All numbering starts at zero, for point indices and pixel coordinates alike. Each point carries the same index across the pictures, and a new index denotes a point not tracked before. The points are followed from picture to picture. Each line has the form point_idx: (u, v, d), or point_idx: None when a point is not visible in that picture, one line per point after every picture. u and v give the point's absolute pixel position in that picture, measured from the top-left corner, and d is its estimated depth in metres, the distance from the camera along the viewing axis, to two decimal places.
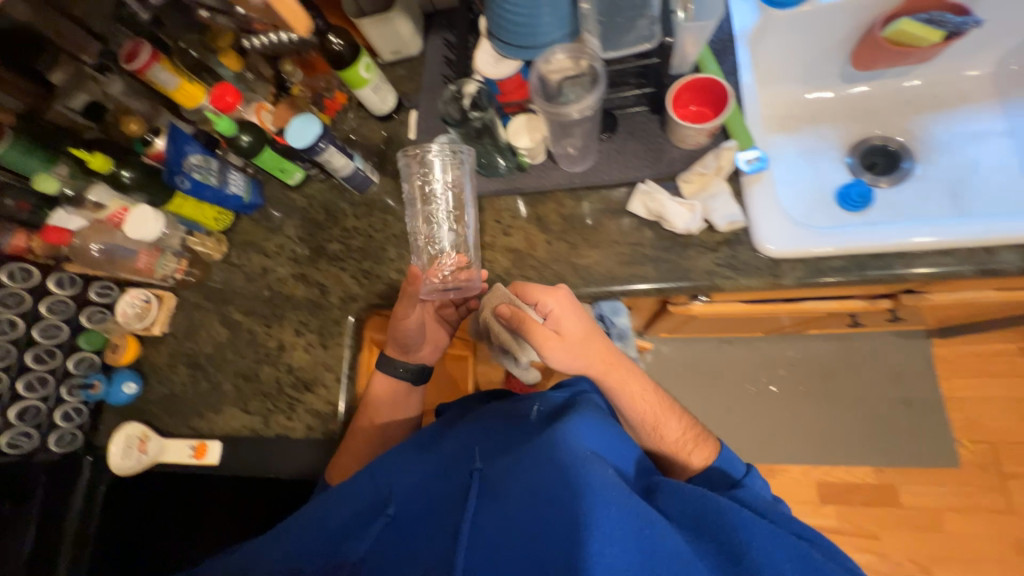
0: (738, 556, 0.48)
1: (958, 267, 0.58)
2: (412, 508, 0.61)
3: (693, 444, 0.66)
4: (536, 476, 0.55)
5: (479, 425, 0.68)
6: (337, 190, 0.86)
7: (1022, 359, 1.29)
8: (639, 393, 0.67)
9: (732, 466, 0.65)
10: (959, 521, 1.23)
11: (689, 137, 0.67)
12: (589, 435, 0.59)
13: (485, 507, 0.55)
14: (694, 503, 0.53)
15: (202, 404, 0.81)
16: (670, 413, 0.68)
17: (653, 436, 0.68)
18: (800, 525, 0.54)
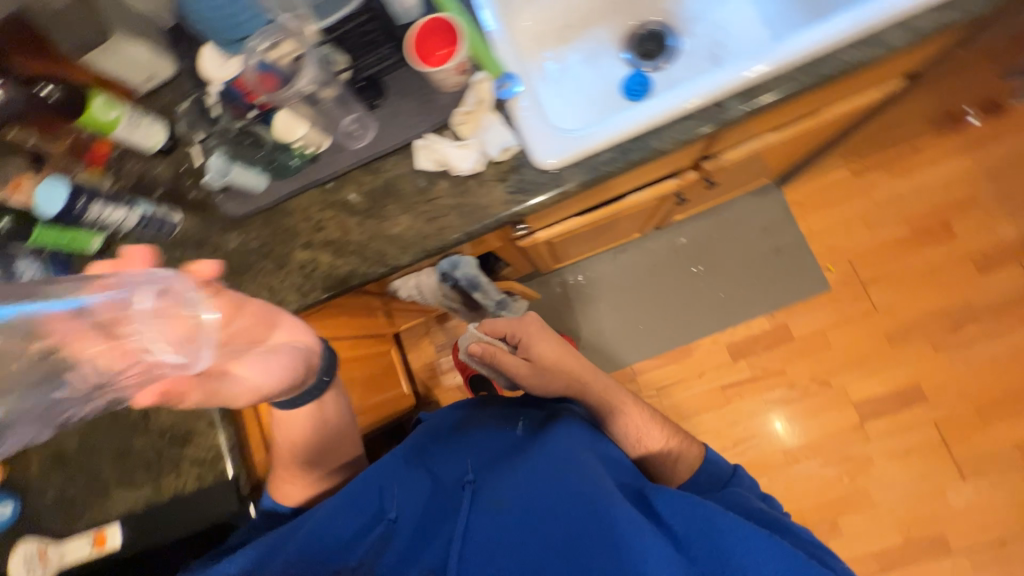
0: (723, 558, 0.50)
1: (699, 128, 0.63)
2: (420, 518, 0.66)
3: (678, 450, 0.77)
4: (527, 487, 0.63)
5: (476, 441, 0.75)
6: (144, 242, 0.81)
7: (857, 180, 1.44)
8: (620, 402, 0.81)
9: (717, 470, 0.74)
10: (843, 333, 1.41)
11: (446, 80, 0.68)
12: (582, 453, 0.67)
13: (481, 514, 0.63)
14: (680, 505, 0.56)
15: (89, 496, 0.78)
16: (655, 424, 0.79)
17: (641, 447, 0.78)
18: (796, 537, 0.59)
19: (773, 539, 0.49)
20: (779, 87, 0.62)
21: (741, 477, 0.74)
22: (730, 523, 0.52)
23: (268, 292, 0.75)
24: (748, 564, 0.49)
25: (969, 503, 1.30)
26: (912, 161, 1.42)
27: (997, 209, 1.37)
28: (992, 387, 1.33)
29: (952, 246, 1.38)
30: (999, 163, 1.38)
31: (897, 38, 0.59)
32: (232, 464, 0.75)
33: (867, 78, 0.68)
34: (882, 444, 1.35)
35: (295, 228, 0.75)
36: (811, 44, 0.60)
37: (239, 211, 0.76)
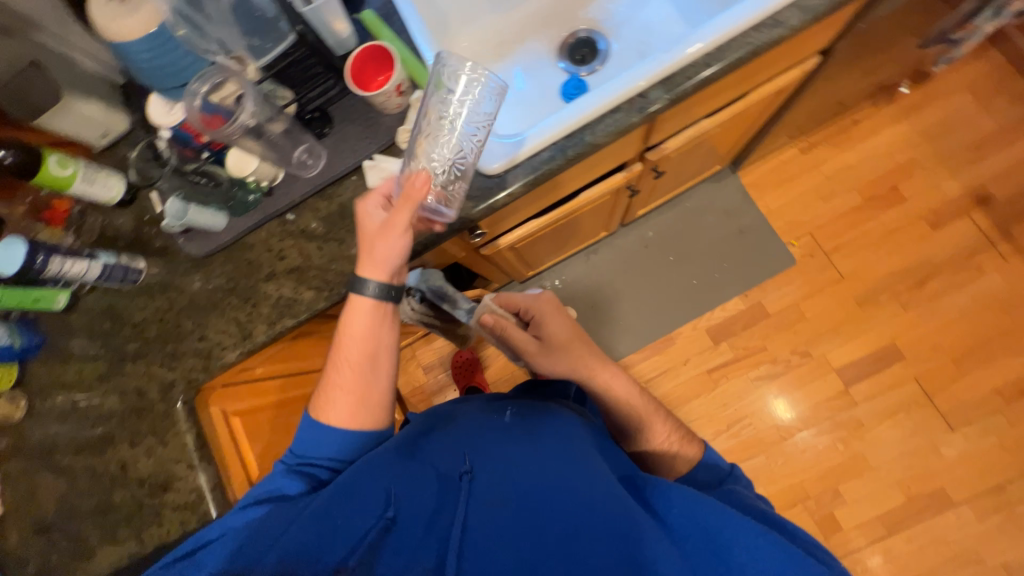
0: (727, 554, 0.52)
1: (629, 119, 0.67)
2: (415, 516, 0.59)
3: (679, 445, 0.77)
4: (541, 483, 0.60)
5: (469, 431, 0.69)
6: (111, 293, 0.82)
7: (805, 157, 1.51)
8: (626, 394, 0.79)
9: (715, 467, 0.74)
10: (815, 304, 1.45)
11: (387, 103, 0.71)
12: (588, 450, 0.66)
13: (485, 516, 0.58)
14: (684, 502, 0.57)
15: (71, 559, 0.76)
16: (659, 416, 0.79)
17: (641, 439, 0.78)
18: (780, 519, 0.62)
19: (775, 542, 0.52)
20: (695, 73, 0.66)
21: (737, 476, 0.74)
22: (733, 523, 0.54)
23: (236, 325, 0.76)
24: (749, 559, 0.51)
25: (961, 454, 1.32)
26: (853, 134, 1.50)
27: (938, 168, 1.44)
28: (963, 337, 1.37)
29: (903, 208, 1.44)
30: (933, 126, 1.46)
31: (795, 17, 0.64)
32: (215, 504, 0.74)
33: (779, 57, 0.73)
34: (870, 406, 1.38)
35: (258, 261, 0.76)
36: (721, 30, 0.64)
37: (201, 251, 0.77)
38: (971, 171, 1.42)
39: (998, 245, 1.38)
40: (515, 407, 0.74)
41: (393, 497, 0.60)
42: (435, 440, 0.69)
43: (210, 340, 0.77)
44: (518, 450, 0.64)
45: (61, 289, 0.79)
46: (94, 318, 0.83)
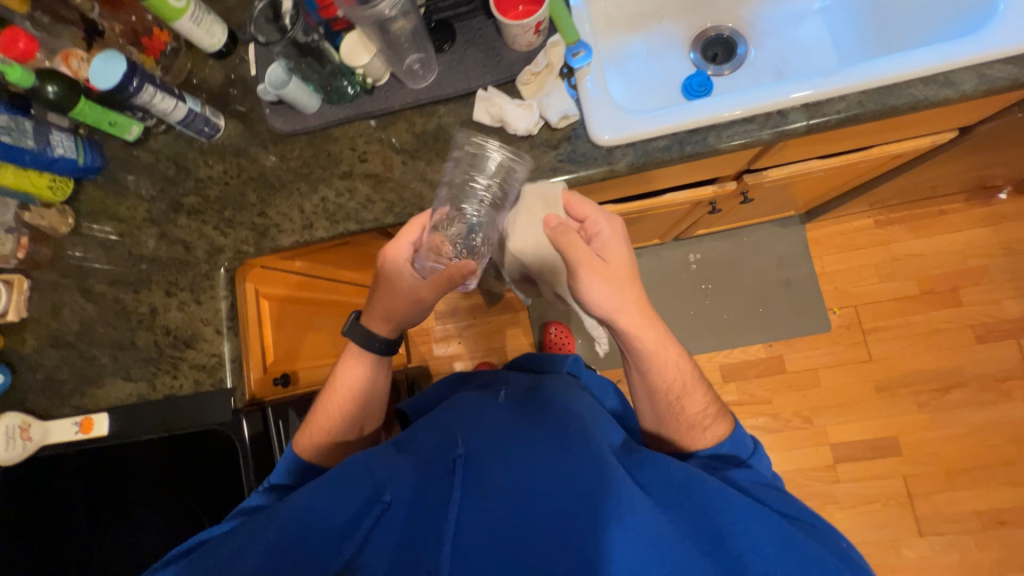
0: (721, 536, 0.51)
1: (759, 133, 0.63)
2: (410, 498, 0.59)
3: (711, 420, 0.70)
4: (535, 463, 0.59)
5: (466, 416, 0.69)
6: (184, 140, 0.81)
7: (878, 231, 1.46)
8: (673, 359, 0.69)
9: (740, 443, 0.68)
10: (833, 375, 1.44)
11: (519, 39, 0.67)
12: (587, 427, 0.64)
13: (476, 500, 0.57)
14: (682, 483, 0.56)
15: (82, 381, 0.78)
16: (696, 387, 0.71)
17: (676, 407, 0.70)
18: (789, 502, 0.58)
19: (771, 521, 0.51)
20: (844, 108, 0.62)
21: (759, 456, 0.68)
22: (726, 502, 0.53)
23: (299, 212, 0.75)
24: (746, 544, 0.50)
25: (920, 559, 1.33)
26: (935, 223, 1.44)
27: (1006, 285, 1.40)
28: (967, 454, 1.35)
29: (956, 312, 1.40)
30: (1018, 242, 1.40)
31: (969, 83, 0.60)
32: (231, 375, 0.75)
33: (929, 119, 0.68)
34: (850, 487, 1.38)
35: (338, 155, 0.75)
36: (888, 72, 0.60)
37: (285, 128, 0.76)
38: None
39: None
40: (509, 394, 0.75)
41: (388, 481, 0.60)
42: (423, 429, 0.69)
43: (269, 218, 0.76)
44: (513, 433, 0.64)
45: (136, 121, 0.79)
46: (158, 161, 0.81)
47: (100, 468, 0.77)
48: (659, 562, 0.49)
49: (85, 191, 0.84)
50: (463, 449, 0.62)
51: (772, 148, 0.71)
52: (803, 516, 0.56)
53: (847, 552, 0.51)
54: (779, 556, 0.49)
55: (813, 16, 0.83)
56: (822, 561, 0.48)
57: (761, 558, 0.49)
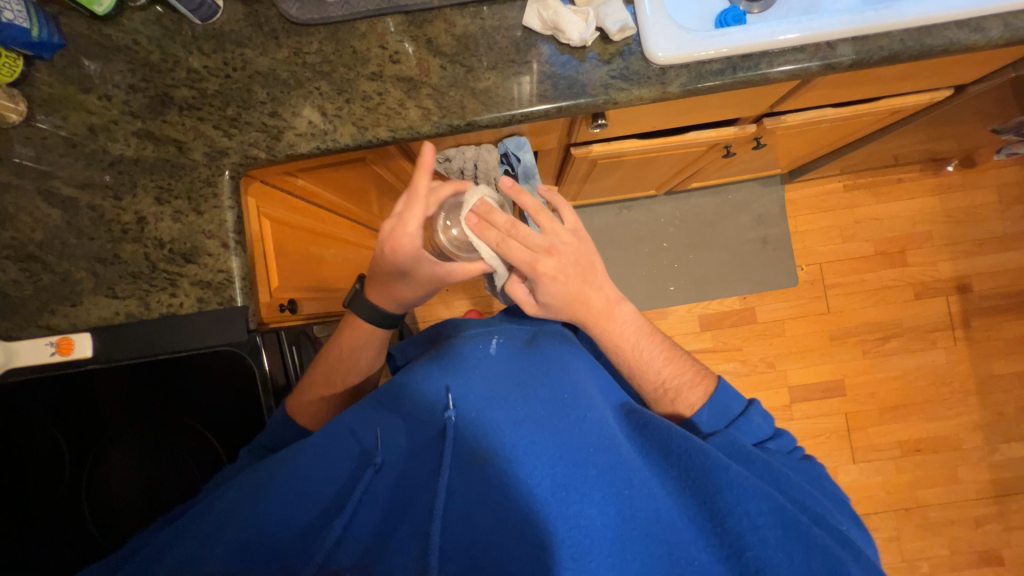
0: (722, 517, 0.46)
1: (807, 63, 0.65)
2: (397, 464, 0.56)
3: (682, 390, 0.65)
4: (528, 434, 0.54)
5: (451, 361, 0.62)
6: (172, 22, 0.69)
7: (845, 195, 1.59)
8: (629, 333, 0.66)
9: (725, 407, 0.62)
10: (795, 325, 1.58)
11: None
12: (585, 388, 0.60)
13: (466, 470, 0.53)
14: (683, 456, 0.50)
15: (51, 298, 0.67)
16: (661, 355, 0.67)
17: (638, 379, 0.67)
18: (788, 477, 0.51)
19: (776, 501, 0.45)
20: (887, 45, 0.64)
21: (751, 413, 0.62)
22: (733, 481, 0.47)
23: (319, 115, 0.67)
24: (747, 527, 0.45)
25: (852, 482, 1.53)
26: (892, 191, 1.59)
27: (942, 249, 1.58)
28: (897, 394, 1.56)
29: (901, 271, 1.57)
30: (956, 210, 1.58)
31: (997, 30, 0.64)
32: (241, 293, 0.68)
33: (947, 67, 0.73)
34: (802, 423, 1.55)
35: (366, 55, 0.67)
36: (930, 11, 0.63)
37: (302, 17, 0.67)
38: (965, 262, 1.57)
39: (956, 330, 1.56)
40: (502, 339, 0.66)
41: (379, 445, 0.57)
42: (408, 388, 0.62)
43: (281, 120, 0.67)
44: (503, 395, 0.58)
45: None
46: (137, 43, 0.69)
47: (75, 398, 0.67)
48: (654, 546, 0.46)
49: (37, 74, 0.70)
50: (450, 408, 0.57)
51: (809, 84, 0.73)
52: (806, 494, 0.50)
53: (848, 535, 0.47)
54: (781, 540, 0.44)
55: None
56: (831, 552, 0.43)
57: (762, 543, 0.44)
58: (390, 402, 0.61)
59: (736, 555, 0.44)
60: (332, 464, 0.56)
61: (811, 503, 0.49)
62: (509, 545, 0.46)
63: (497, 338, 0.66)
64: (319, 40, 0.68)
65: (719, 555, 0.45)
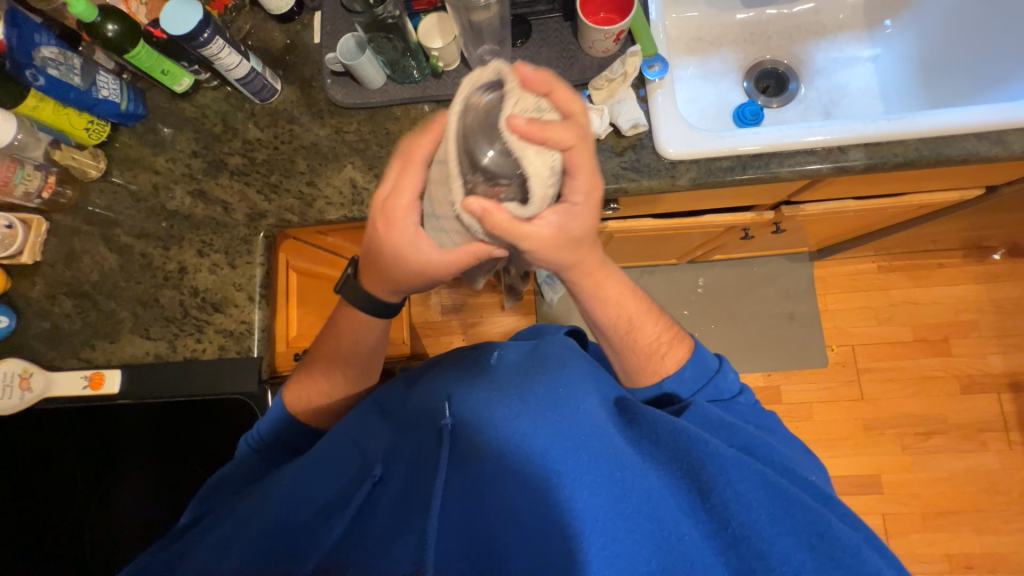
0: (708, 490, 0.47)
1: (818, 165, 0.66)
2: (394, 468, 0.57)
3: (668, 346, 0.63)
4: (522, 427, 0.53)
5: (451, 373, 0.62)
6: (236, 99, 0.79)
7: (880, 276, 1.53)
8: (618, 292, 0.61)
9: (705, 365, 0.62)
10: (824, 410, 1.48)
11: (597, 43, 0.68)
12: (580, 375, 0.57)
13: (460, 468, 0.54)
14: (670, 436, 0.50)
15: (95, 334, 0.74)
16: (649, 314, 0.64)
17: (628, 341, 0.63)
18: (772, 451, 0.51)
19: (754, 468, 0.46)
20: (901, 152, 0.65)
21: (724, 370, 0.63)
22: (714, 453, 0.47)
23: (352, 184, 0.73)
24: (732, 497, 0.46)
25: None
26: (932, 275, 1.51)
27: (990, 340, 1.47)
28: (944, 499, 1.40)
29: (945, 361, 1.47)
30: (1006, 300, 1.49)
31: (1019, 144, 0.64)
32: (258, 344, 0.72)
33: (970, 172, 0.72)
34: None
35: (398, 135, 0.74)
36: (946, 122, 0.64)
37: (346, 101, 0.74)
38: (1018, 357, 1.46)
39: (1010, 432, 1.42)
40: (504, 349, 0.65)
41: (377, 454, 0.59)
42: (410, 395, 0.63)
43: (317, 189, 0.74)
44: (498, 395, 0.57)
45: (189, 74, 0.76)
46: (205, 116, 0.79)
47: (102, 424, 0.74)
48: (647, 521, 0.46)
49: (119, 138, 0.80)
50: (446, 415, 0.58)
51: (823, 182, 0.74)
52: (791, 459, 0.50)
53: (819, 487, 0.49)
54: (766, 504, 0.45)
55: (864, 63, 0.86)
56: (810, 510, 0.44)
57: (747, 511, 0.45)
58: (388, 408, 0.63)
59: (723, 527, 0.45)
60: (333, 471, 0.57)
61: (779, 458, 0.50)
62: (510, 545, 0.48)
63: (497, 349, 0.66)
64: (360, 121, 0.75)
65: (707, 530, 0.46)
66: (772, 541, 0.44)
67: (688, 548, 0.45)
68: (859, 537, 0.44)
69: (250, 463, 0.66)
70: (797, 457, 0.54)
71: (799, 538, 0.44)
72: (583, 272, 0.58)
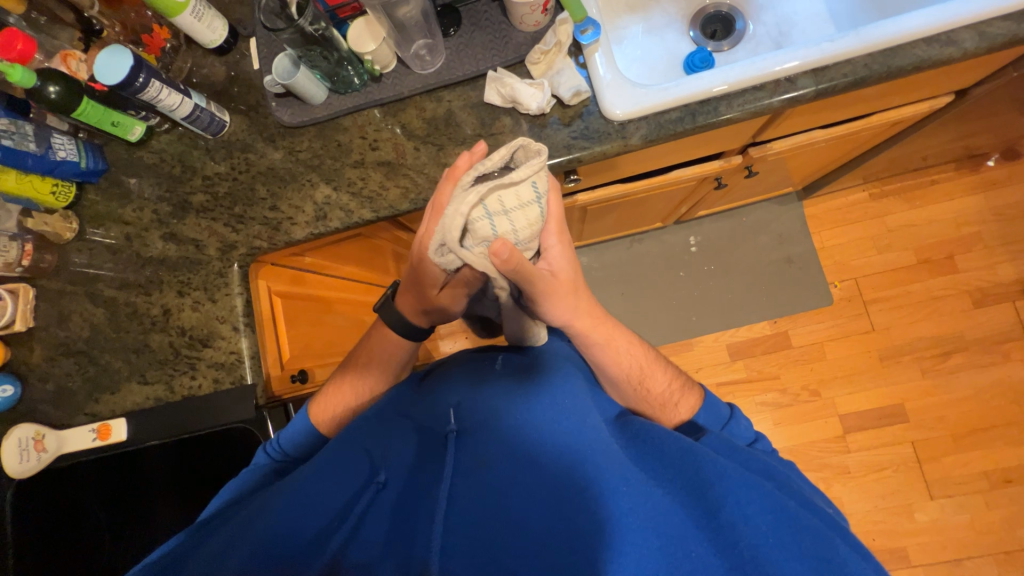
0: (715, 508, 0.45)
1: (768, 100, 0.65)
2: (400, 480, 0.56)
3: (679, 395, 0.65)
4: (528, 435, 0.56)
5: (463, 382, 0.65)
6: (190, 139, 0.80)
7: (872, 204, 1.49)
8: (625, 345, 0.65)
9: (716, 409, 0.63)
10: (836, 347, 1.46)
11: (526, 17, 0.68)
12: (585, 394, 0.61)
13: (467, 476, 0.54)
14: (677, 455, 0.51)
15: (95, 388, 0.76)
16: (657, 366, 0.66)
17: (641, 390, 0.65)
18: (777, 472, 0.50)
19: (762, 487, 0.45)
20: (851, 71, 0.64)
21: (736, 417, 0.64)
22: (723, 473, 0.46)
23: (313, 207, 0.74)
24: (739, 517, 0.43)
25: (934, 522, 1.34)
26: (927, 194, 1.48)
27: (997, 249, 1.43)
28: (973, 417, 1.38)
29: (953, 278, 1.44)
30: (1007, 207, 1.44)
31: (971, 40, 0.62)
32: (250, 371, 0.74)
33: (929, 80, 0.71)
34: (862, 455, 1.40)
35: (349, 144, 0.75)
36: (892, 33, 0.62)
37: (292, 120, 0.75)
38: None
39: None
40: (507, 355, 0.68)
41: (383, 462, 0.58)
42: (422, 401, 0.66)
43: (280, 213, 0.75)
44: (506, 404, 0.59)
45: (138, 121, 0.77)
46: (163, 160, 0.80)
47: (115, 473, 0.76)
48: (652, 536, 0.43)
49: (88, 195, 0.82)
50: (452, 425, 0.61)
51: (782, 116, 0.73)
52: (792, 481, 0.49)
53: (834, 517, 0.46)
54: (773, 526, 0.43)
55: None
56: (815, 532, 0.42)
57: (756, 532, 0.42)
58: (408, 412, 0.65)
59: (731, 548, 0.42)
60: (339, 478, 0.57)
61: (795, 485, 0.49)
62: (514, 549, 0.46)
63: (501, 358, 0.67)
64: (308, 138, 0.76)
65: (714, 549, 0.43)
66: (781, 566, 0.40)
67: (695, 564, 0.42)
68: (867, 564, 0.42)
69: (251, 469, 0.66)
70: (812, 491, 0.52)
71: (808, 562, 0.40)
72: (595, 328, 0.62)
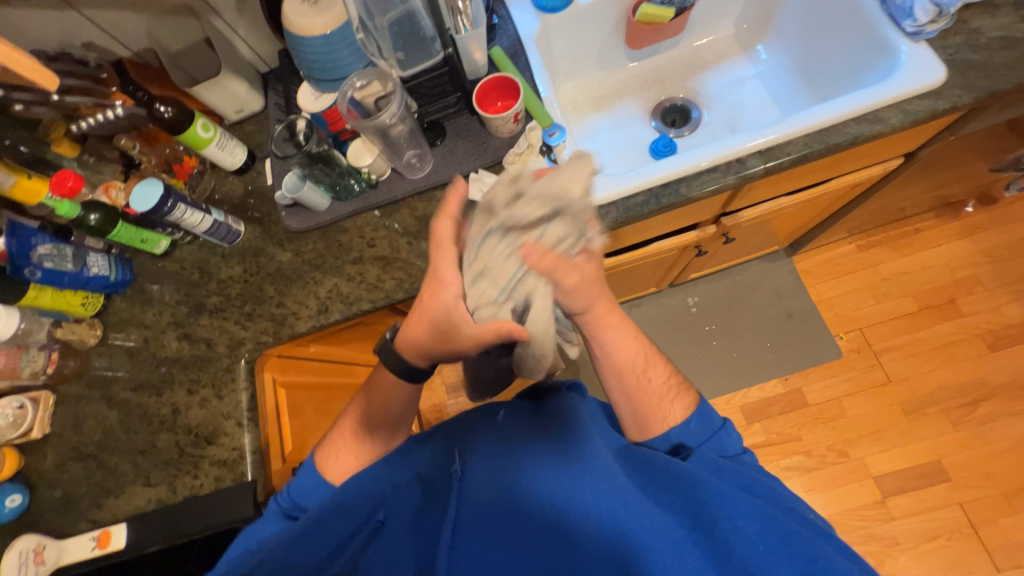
0: (709, 524, 0.47)
1: (723, 179, 0.72)
2: (397, 521, 0.59)
3: (676, 393, 0.62)
4: (527, 469, 0.57)
5: (463, 426, 0.66)
6: (208, 248, 0.89)
7: (862, 255, 1.52)
8: (630, 334, 0.61)
9: (710, 419, 0.61)
10: (854, 403, 1.40)
11: (501, 127, 0.78)
12: (586, 420, 0.61)
13: (469, 512, 0.56)
14: (675, 479, 0.52)
15: (99, 492, 0.77)
16: (658, 360, 0.63)
17: (641, 384, 0.61)
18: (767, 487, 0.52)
19: (751, 502, 0.47)
20: (793, 151, 0.71)
21: (727, 429, 0.62)
22: (714, 491, 0.48)
23: (317, 298, 0.80)
24: (730, 530, 0.46)
25: None
26: (914, 241, 1.51)
27: (998, 290, 1.43)
28: (1017, 470, 1.28)
29: (960, 322, 1.42)
30: (998, 248, 1.47)
31: (895, 117, 0.70)
32: (252, 467, 0.75)
33: (870, 149, 0.78)
34: (907, 523, 1.28)
35: (349, 243, 0.82)
36: (823, 116, 0.70)
37: (299, 225, 0.83)
38: None
39: None
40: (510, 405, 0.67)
41: (383, 500, 0.60)
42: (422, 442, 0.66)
43: (286, 308, 0.81)
44: (506, 442, 0.61)
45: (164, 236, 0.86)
46: (183, 269, 0.89)
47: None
48: (651, 553, 0.46)
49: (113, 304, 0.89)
50: (457, 462, 0.62)
51: (743, 190, 0.80)
52: (780, 495, 0.51)
53: (819, 523, 0.49)
54: (762, 536, 0.45)
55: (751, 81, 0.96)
56: (803, 537, 0.45)
57: (746, 543, 0.45)
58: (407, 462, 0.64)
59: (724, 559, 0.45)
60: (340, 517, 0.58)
61: (781, 498, 0.51)
62: None
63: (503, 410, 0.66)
64: (313, 240, 0.84)
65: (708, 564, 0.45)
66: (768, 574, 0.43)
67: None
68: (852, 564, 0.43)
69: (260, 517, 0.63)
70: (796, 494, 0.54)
71: (794, 567, 0.43)
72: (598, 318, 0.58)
